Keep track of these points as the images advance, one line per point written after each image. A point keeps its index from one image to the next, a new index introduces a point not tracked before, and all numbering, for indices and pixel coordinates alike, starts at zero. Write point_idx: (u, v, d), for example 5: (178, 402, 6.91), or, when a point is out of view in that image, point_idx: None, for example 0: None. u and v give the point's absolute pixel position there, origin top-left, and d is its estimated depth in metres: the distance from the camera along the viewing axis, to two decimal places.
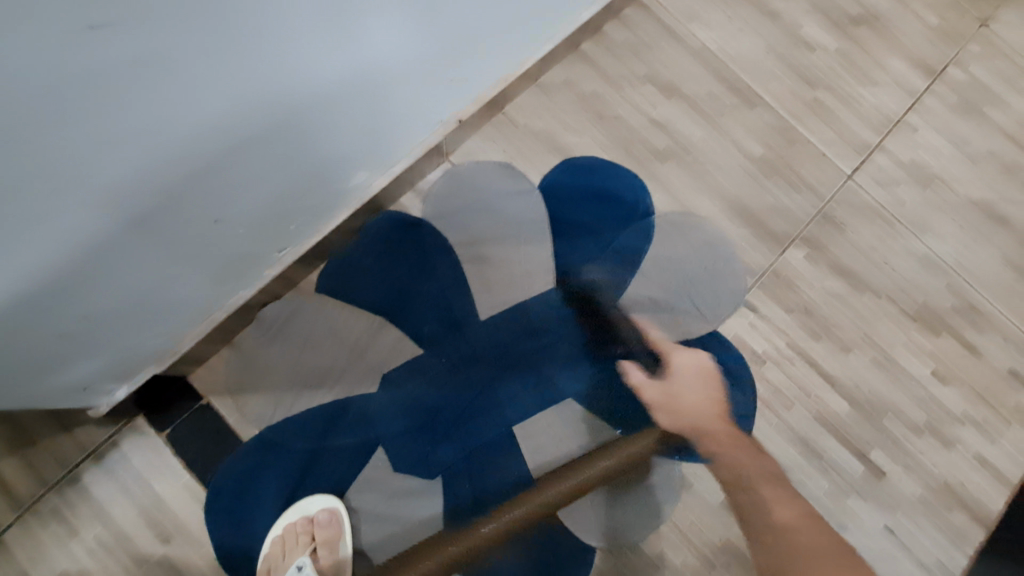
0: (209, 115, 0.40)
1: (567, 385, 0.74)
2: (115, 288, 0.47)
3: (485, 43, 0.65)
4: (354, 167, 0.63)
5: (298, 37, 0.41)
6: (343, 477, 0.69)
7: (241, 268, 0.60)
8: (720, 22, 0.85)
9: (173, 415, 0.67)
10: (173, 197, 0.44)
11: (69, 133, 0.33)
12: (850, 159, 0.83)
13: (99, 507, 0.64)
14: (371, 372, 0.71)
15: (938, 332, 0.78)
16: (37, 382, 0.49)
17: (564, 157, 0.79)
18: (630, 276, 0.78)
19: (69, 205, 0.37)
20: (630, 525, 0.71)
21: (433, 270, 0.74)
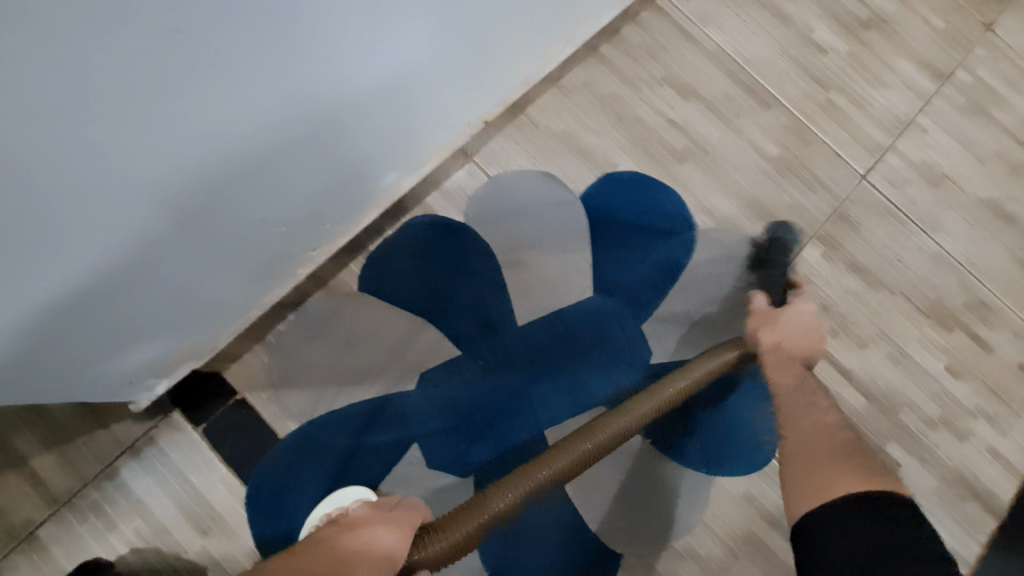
0: (261, 112, 0.41)
1: (598, 388, 0.75)
2: (162, 285, 0.48)
3: (510, 47, 0.67)
4: (384, 168, 0.65)
5: (345, 38, 0.43)
6: (379, 473, 0.70)
7: (274, 266, 0.61)
8: (734, 25, 0.87)
9: (208, 410, 0.68)
10: (221, 194, 0.45)
11: (143, 135, 0.34)
12: (862, 160, 0.85)
13: (137, 501, 0.65)
14: (409, 373, 0.73)
15: (951, 327, 0.81)
16: (86, 378, 0.50)
17: (586, 157, 0.81)
18: (668, 287, 0.79)
19: (130, 202, 0.38)
20: (659, 535, 0.72)
21: (469, 274, 0.76)
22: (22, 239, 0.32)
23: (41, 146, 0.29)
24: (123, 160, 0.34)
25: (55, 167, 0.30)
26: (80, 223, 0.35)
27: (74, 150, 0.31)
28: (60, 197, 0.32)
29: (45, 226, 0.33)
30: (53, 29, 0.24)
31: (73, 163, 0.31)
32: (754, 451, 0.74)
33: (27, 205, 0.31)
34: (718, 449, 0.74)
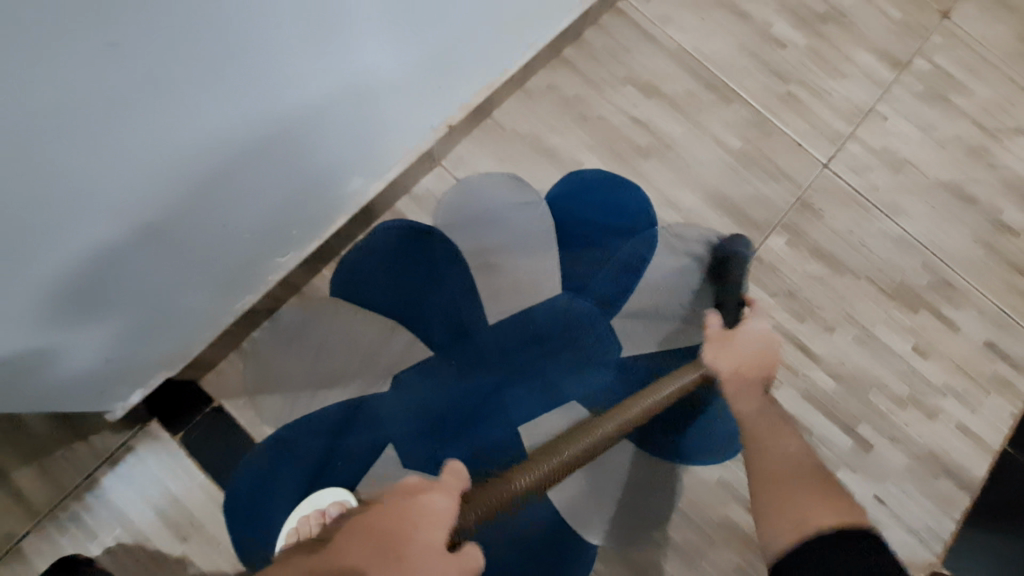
0: (216, 123, 0.42)
1: (572, 388, 0.76)
2: (126, 295, 0.49)
3: (469, 53, 0.68)
4: (349, 173, 0.66)
5: (296, 49, 0.44)
6: (355, 473, 0.70)
7: (244, 272, 0.63)
8: (693, 24, 0.89)
9: (186, 419, 0.69)
10: (185, 203, 0.46)
11: (90, 148, 0.35)
12: (824, 149, 0.87)
13: (117, 511, 0.66)
14: (383, 374, 0.74)
15: (916, 309, 0.82)
16: (54, 388, 0.51)
17: (552, 157, 0.83)
18: (634, 284, 0.80)
19: (89, 214, 0.39)
20: (634, 527, 0.73)
21: (441, 277, 0.77)
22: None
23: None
24: (73, 173, 0.35)
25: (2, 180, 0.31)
26: (34, 234, 0.36)
27: (21, 163, 0.32)
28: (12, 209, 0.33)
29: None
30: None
31: (27, 177, 0.33)
32: (728, 443, 0.75)
33: None
34: (692, 444, 0.75)
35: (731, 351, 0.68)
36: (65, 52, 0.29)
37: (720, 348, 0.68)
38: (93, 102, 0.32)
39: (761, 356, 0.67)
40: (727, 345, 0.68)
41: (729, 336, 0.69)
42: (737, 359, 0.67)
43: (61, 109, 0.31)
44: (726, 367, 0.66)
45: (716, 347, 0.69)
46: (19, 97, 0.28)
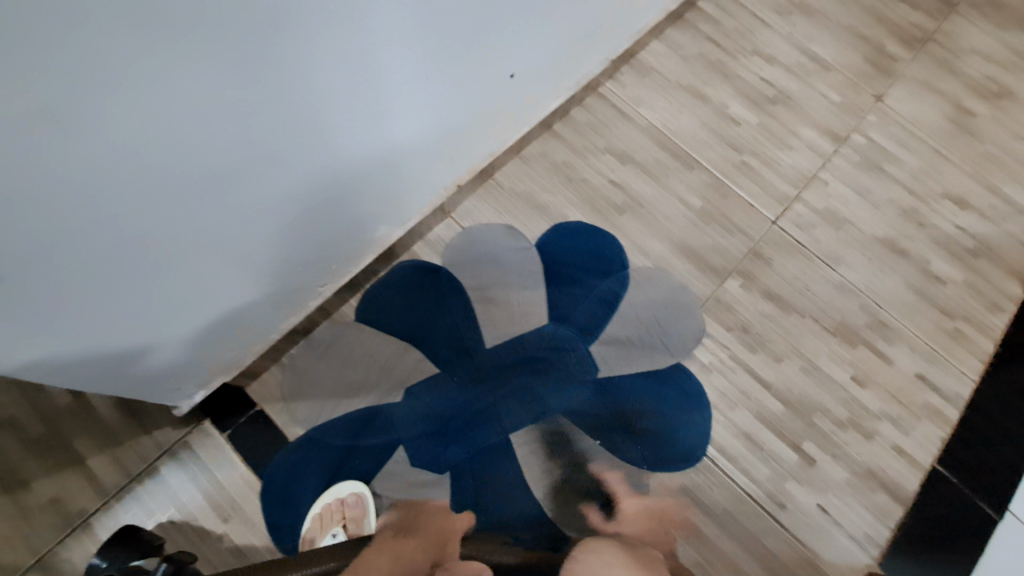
0: (287, 185, 0.60)
1: (557, 402, 0.90)
2: (209, 307, 0.64)
3: (476, 132, 0.87)
4: (379, 223, 0.84)
5: (347, 135, 0.62)
6: (370, 469, 0.85)
7: (292, 299, 0.79)
8: (663, 105, 1.08)
9: (233, 419, 0.85)
10: (261, 243, 0.64)
11: (204, 190, 0.51)
12: (774, 208, 1.03)
13: (171, 492, 0.81)
14: (397, 386, 0.88)
15: (855, 344, 0.96)
16: (144, 378, 0.66)
17: (543, 211, 0.99)
18: (609, 316, 0.95)
19: (200, 246, 0.56)
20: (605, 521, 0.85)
21: (447, 307, 0.93)
22: (123, 257, 0.49)
23: (142, 197, 0.46)
24: (191, 208, 0.51)
25: (149, 210, 0.47)
26: (159, 251, 0.52)
27: (162, 202, 0.48)
28: (152, 230, 0.49)
29: (140, 253, 0.50)
30: (165, 141, 0.44)
31: (170, 218, 0.50)
32: (686, 453, 0.89)
33: (142, 244, 0.50)
34: (656, 453, 0.88)
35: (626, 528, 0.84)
36: (205, 133, 0.46)
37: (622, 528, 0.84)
38: (211, 164, 0.49)
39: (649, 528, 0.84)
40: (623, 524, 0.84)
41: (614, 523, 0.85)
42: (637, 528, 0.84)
43: (192, 164, 0.47)
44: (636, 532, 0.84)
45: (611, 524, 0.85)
46: (177, 166, 0.46)
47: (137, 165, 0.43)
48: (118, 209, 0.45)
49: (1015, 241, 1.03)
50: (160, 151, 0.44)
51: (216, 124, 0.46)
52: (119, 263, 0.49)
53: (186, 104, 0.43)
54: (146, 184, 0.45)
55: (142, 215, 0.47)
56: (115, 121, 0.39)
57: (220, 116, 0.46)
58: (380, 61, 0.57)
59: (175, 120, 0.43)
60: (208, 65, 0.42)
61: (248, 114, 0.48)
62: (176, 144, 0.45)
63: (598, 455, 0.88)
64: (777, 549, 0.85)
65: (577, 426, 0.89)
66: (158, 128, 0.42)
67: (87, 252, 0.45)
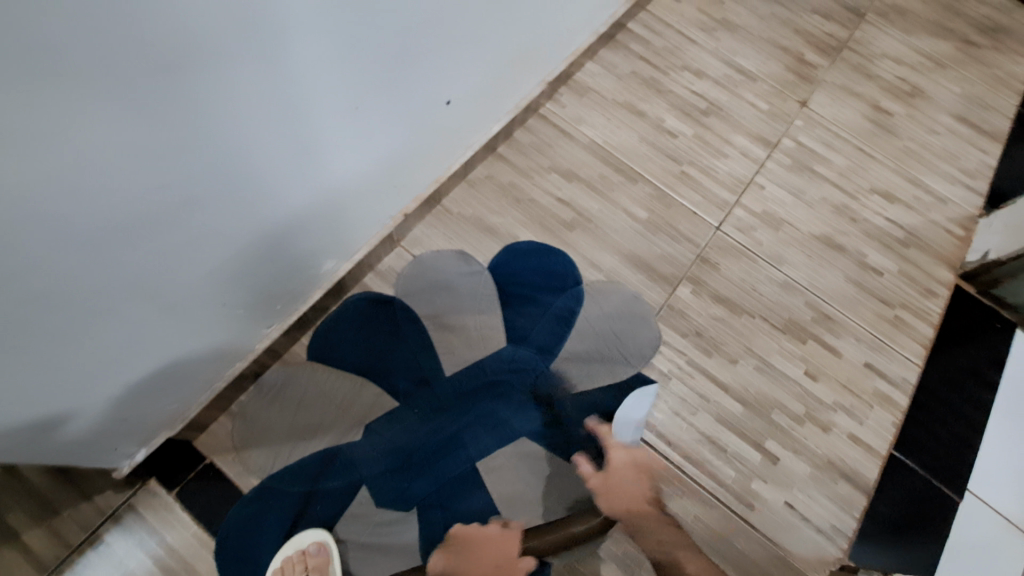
0: (219, 225, 0.58)
1: (521, 425, 0.89)
2: (144, 358, 0.61)
3: (418, 158, 0.87)
4: (323, 256, 0.82)
5: (278, 170, 0.61)
6: (333, 514, 0.82)
7: (236, 342, 0.76)
8: (602, 122, 1.11)
9: (182, 476, 0.81)
10: (194, 287, 0.61)
11: (124, 244, 0.49)
12: (716, 214, 1.06)
13: (115, 561, 0.75)
14: (355, 424, 0.86)
15: (804, 339, 0.99)
16: (75, 441, 0.62)
17: (493, 234, 1.00)
18: (567, 333, 0.95)
19: (128, 297, 0.53)
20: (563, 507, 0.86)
21: (403, 339, 0.91)
22: (38, 321, 0.46)
23: (55, 252, 0.43)
24: (112, 262, 0.49)
25: (66, 265, 0.45)
26: (81, 310, 0.49)
27: (78, 255, 0.45)
28: (70, 289, 0.47)
29: (57, 311, 0.47)
30: (76, 193, 0.42)
31: (91, 270, 0.48)
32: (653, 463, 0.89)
33: (61, 302, 0.47)
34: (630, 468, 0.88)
35: (613, 493, 0.84)
36: (122, 181, 0.44)
37: (602, 488, 0.85)
38: (133, 211, 0.47)
39: (636, 490, 0.85)
40: (608, 484, 0.85)
41: (605, 477, 0.85)
42: (622, 499, 0.84)
43: (107, 218, 0.45)
44: (619, 507, 0.83)
45: (599, 490, 0.85)
46: (93, 219, 0.44)
47: (44, 220, 0.41)
48: (29, 273, 0.42)
49: (939, 229, 1.10)
50: (73, 204, 0.42)
51: (132, 173, 0.45)
52: (35, 327, 0.46)
53: (93, 158, 0.41)
54: (56, 243, 0.43)
55: (59, 272, 0.45)
56: (14, 181, 0.37)
57: (136, 164, 0.45)
58: (303, 98, 0.57)
59: (86, 171, 0.41)
60: (110, 116, 0.40)
61: (167, 157, 0.47)
62: (90, 195, 0.43)
63: (569, 477, 0.87)
64: (750, 550, 0.86)
65: (543, 446, 0.88)
66: (65, 181, 0.40)
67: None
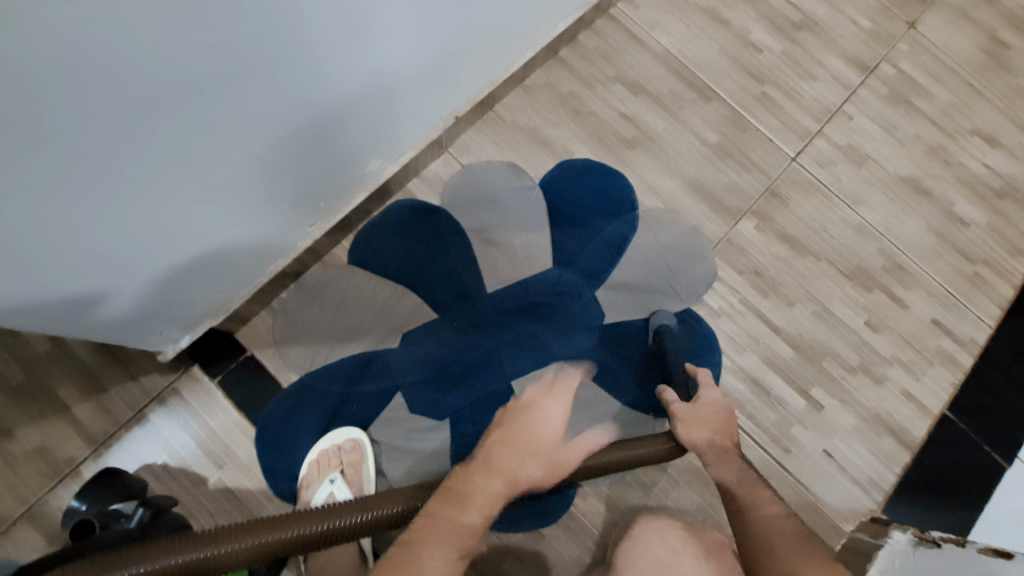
0: (268, 108, 0.53)
1: (561, 349, 0.87)
2: (186, 244, 0.59)
3: (474, 54, 0.79)
4: (367, 155, 0.76)
5: (333, 51, 0.54)
6: (367, 415, 0.84)
7: (277, 237, 0.73)
8: (678, 29, 0.99)
9: (222, 365, 0.82)
10: (238, 173, 0.57)
11: (165, 121, 0.44)
12: (794, 144, 0.96)
13: (159, 439, 0.78)
14: (393, 331, 0.85)
15: (870, 288, 0.92)
16: (120, 321, 0.61)
17: (547, 147, 0.92)
18: (616, 260, 0.90)
19: (172, 177, 0.50)
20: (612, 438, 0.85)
21: (446, 250, 0.88)
22: (78, 195, 0.42)
23: (98, 121, 0.39)
24: (151, 138, 0.44)
25: (110, 137, 0.41)
26: (120, 189, 0.46)
27: (122, 126, 0.41)
28: (109, 164, 0.43)
29: (101, 186, 0.44)
30: (121, 53, 0.36)
31: (136, 145, 0.43)
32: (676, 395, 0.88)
33: (105, 177, 0.43)
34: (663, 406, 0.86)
35: (697, 420, 0.74)
36: (170, 42, 0.39)
37: (689, 414, 0.74)
38: (181, 81, 0.42)
39: (723, 422, 0.75)
40: (697, 411, 0.75)
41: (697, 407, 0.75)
42: (706, 425, 0.74)
43: (146, 90, 0.40)
44: (702, 436, 0.73)
45: (687, 415, 0.74)
46: (140, 86, 0.39)
47: (90, 83, 0.36)
48: (67, 142, 0.38)
49: None
50: (118, 67, 0.37)
51: (181, 32, 0.39)
52: (74, 203, 0.43)
53: (131, 16, 0.35)
54: (93, 112, 0.38)
55: (102, 142, 0.41)
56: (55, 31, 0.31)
57: (185, 24, 0.38)
58: None
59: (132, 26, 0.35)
60: None
61: (220, 18, 0.40)
62: (137, 56, 0.37)
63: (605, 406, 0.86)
64: (782, 493, 0.84)
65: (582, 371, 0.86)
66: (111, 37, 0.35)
67: (32, 193, 0.39)
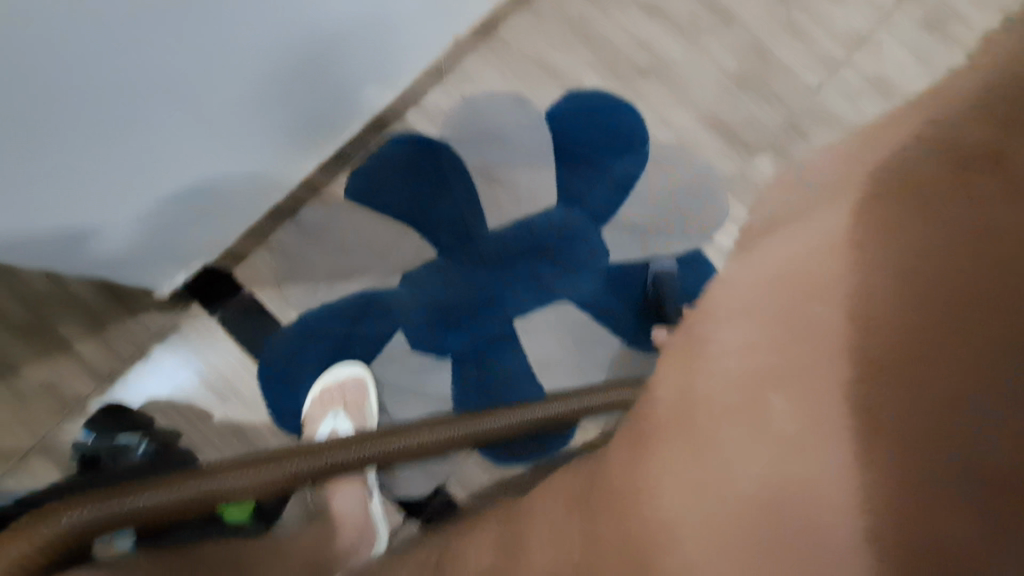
0: (263, 31, 0.48)
1: (565, 289, 0.85)
2: (179, 179, 0.56)
3: None
4: (363, 82, 0.71)
5: None
6: (369, 353, 0.83)
7: (271, 171, 0.70)
8: None
9: (222, 303, 0.81)
10: (232, 103, 0.53)
11: (152, 45, 0.40)
12: (818, 74, 0.89)
13: (165, 374, 0.80)
14: (393, 270, 0.84)
15: None
16: (113, 256, 0.59)
17: (554, 77, 0.87)
18: (624, 199, 0.87)
19: (163, 108, 0.46)
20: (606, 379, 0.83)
21: (447, 187, 0.85)
22: (62, 126, 0.39)
23: (80, 44, 0.35)
24: (139, 64, 0.40)
25: (94, 64, 0.37)
26: (107, 121, 0.42)
27: (107, 51, 0.37)
28: (93, 91, 0.39)
29: (88, 119, 0.40)
30: None
31: (125, 72, 0.39)
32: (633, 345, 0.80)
33: (91, 108, 0.40)
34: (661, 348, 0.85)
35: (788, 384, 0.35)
36: None
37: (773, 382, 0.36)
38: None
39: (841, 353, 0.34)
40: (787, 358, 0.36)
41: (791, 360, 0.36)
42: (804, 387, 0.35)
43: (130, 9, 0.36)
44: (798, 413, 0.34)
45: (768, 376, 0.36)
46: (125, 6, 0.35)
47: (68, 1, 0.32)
48: (45, 67, 0.34)
49: None
50: None
51: None
52: (54, 133, 0.39)
53: None
54: (74, 33, 0.34)
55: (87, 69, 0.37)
56: None
57: None
58: None
59: None
60: None
61: None
62: None
63: (608, 347, 0.84)
64: None
65: (585, 312, 0.85)
66: None
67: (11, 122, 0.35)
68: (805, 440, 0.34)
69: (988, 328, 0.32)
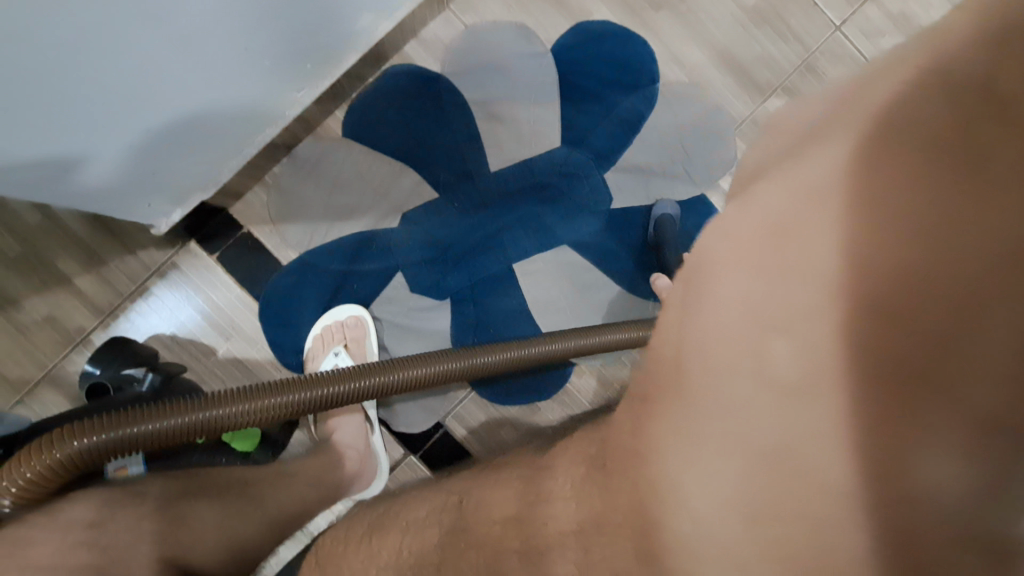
0: None
1: (565, 233, 0.84)
2: (166, 107, 0.53)
3: None
4: (359, 8, 0.67)
5: None
6: (369, 293, 0.84)
7: (264, 103, 0.67)
8: None
9: (220, 240, 0.80)
10: (219, 23, 0.49)
11: None
12: (840, 9, 0.84)
13: (166, 312, 0.80)
14: (393, 210, 0.83)
15: None
16: (104, 187, 0.58)
17: (561, 7, 0.82)
18: (630, 140, 0.84)
19: (145, 27, 0.43)
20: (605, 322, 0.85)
21: (448, 124, 0.82)
22: (38, 43, 0.36)
23: None
24: None
25: None
26: (86, 39, 0.39)
27: None
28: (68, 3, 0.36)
29: (65, 35, 0.38)
30: None
31: None
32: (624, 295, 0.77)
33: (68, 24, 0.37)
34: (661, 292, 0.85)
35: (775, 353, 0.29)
36: None
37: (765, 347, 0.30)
38: None
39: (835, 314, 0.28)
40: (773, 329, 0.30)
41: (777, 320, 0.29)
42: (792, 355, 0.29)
43: None
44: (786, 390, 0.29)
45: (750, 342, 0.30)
46: None
47: None
48: None
49: None
50: None
51: None
52: (30, 52, 0.36)
53: None
54: None
55: None
56: None
57: None
58: None
59: None
60: None
61: None
62: None
63: (606, 291, 0.85)
64: None
65: (585, 256, 0.85)
66: None
67: None
68: (801, 397, 0.29)
69: (1017, 240, 0.25)
